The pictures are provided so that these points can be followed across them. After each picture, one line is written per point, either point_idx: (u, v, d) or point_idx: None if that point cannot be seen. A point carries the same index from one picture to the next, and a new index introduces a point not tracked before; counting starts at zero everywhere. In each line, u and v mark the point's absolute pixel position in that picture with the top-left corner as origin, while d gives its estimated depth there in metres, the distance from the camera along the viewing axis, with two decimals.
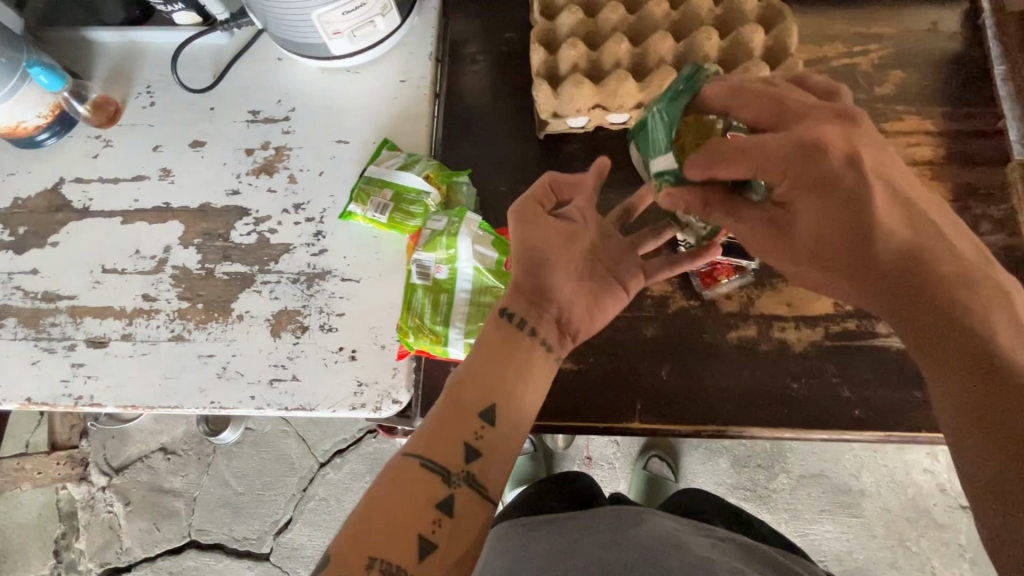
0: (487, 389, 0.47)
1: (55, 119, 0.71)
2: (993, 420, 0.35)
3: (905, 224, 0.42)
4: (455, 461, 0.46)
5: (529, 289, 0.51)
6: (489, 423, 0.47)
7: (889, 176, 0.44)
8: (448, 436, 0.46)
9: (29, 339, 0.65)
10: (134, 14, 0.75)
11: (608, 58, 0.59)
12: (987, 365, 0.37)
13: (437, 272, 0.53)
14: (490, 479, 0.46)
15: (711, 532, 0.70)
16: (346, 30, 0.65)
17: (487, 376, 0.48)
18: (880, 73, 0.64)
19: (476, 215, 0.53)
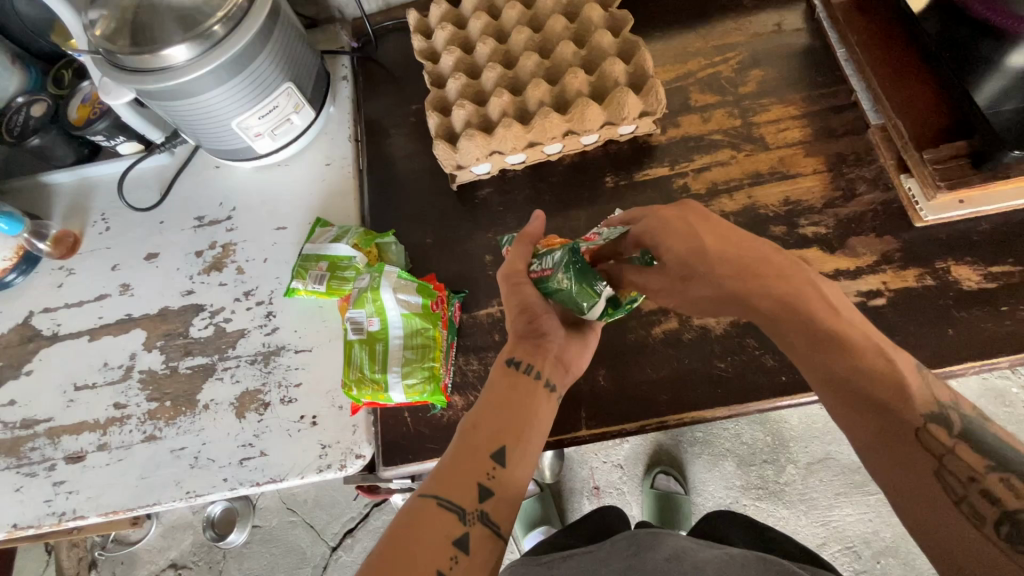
0: (499, 429, 0.48)
1: (20, 259, 0.77)
2: (842, 382, 0.43)
3: (731, 250, 0.49)
4: (470, 499, 0.45)
5: (525, 339, 0.52)
6: (501, 462, 0.46)
7: (720, 226, 0.50)
8: (462, 475, 0.45)
9: (11, 467, 0.69)
10: (83, 152, 0.83)
11: (494, 110, 0.66)
12: (828, 337, 0.44)
13: (369, 324, 0.61)
14: (503, 515, 0.46)
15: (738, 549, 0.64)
16: (267, 130, 0.73)
17: (498, 419, 0.48)
18: (741, 75, 0.72)
19: (394, 267, 0.62)
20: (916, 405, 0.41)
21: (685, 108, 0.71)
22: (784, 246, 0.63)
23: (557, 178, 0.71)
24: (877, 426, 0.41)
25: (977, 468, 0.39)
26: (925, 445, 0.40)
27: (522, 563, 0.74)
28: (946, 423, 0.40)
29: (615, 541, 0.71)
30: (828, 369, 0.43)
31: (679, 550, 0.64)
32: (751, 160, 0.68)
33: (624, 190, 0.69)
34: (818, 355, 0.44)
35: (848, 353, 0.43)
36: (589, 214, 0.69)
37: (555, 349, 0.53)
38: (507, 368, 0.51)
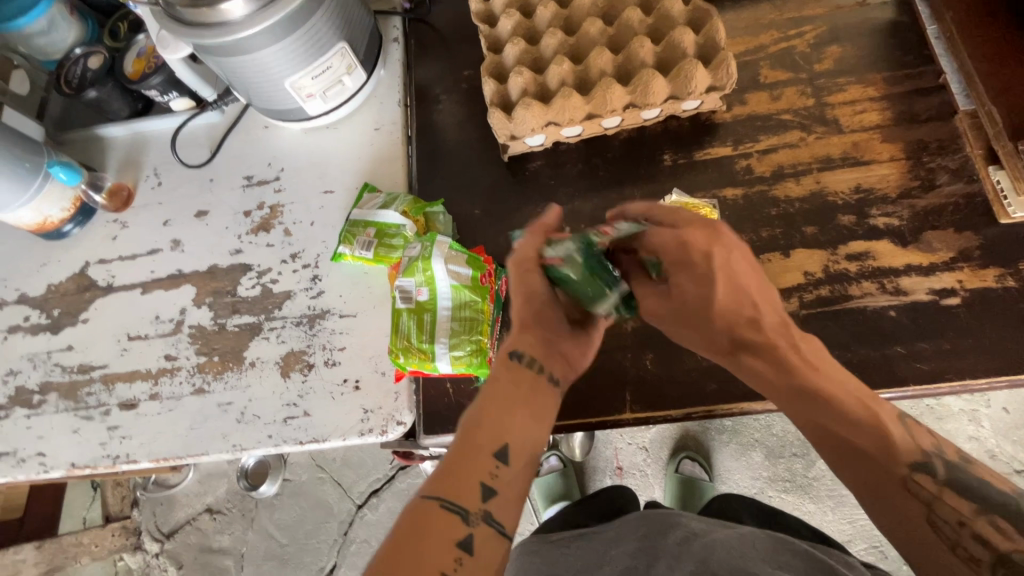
0: (501, 426, 0.47)
1: (77, 210, 0.79)
2: (827, 436, 0.43)
3: (731, 298, 0.47)
4: (472, 499, 0.44)
5: (526, 329, 0.51)
6: (505, 459, 0.45)
7: (733, 268, 0.48)
8: (464, 476, 0.44)
9: (70, 409, 0.72)
10: (137, 107, 0.85)
11: (552, 79, 0.64)
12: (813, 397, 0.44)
13: (418, 294, 0.60)
14: (510, 514, 0.45)
15: (747, 529, 0.68)
16: (318, 92, 0.72)
17: (500, 416, 0.47)
18: (818, 50, 0.67)
19: (446, 237, 0.61)
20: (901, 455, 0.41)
21: (753, 84, 0.67)
22: (852, 238, 0.60)
23: (613, 154, 0.68)
24: (859, 475, 0.42)
25: (964, 511, 0.40)
26: (916, 495, 0.41)
27: (534, 539, 0.80)
28: (931, 470, 0.41)
29: (626, 522, 0.76)
30: (815, 424, 0.43)
31: (689, 534, 0.68)
32: (822, 143, 0.64)
33: (683, 169, 0.66)
34: (807, 413, 0.44)
35: (835, 409, 0.43)
36: (645, 193, 0.66)
37: (560, 344, 0.52)
38: (509, 360, 0.50)
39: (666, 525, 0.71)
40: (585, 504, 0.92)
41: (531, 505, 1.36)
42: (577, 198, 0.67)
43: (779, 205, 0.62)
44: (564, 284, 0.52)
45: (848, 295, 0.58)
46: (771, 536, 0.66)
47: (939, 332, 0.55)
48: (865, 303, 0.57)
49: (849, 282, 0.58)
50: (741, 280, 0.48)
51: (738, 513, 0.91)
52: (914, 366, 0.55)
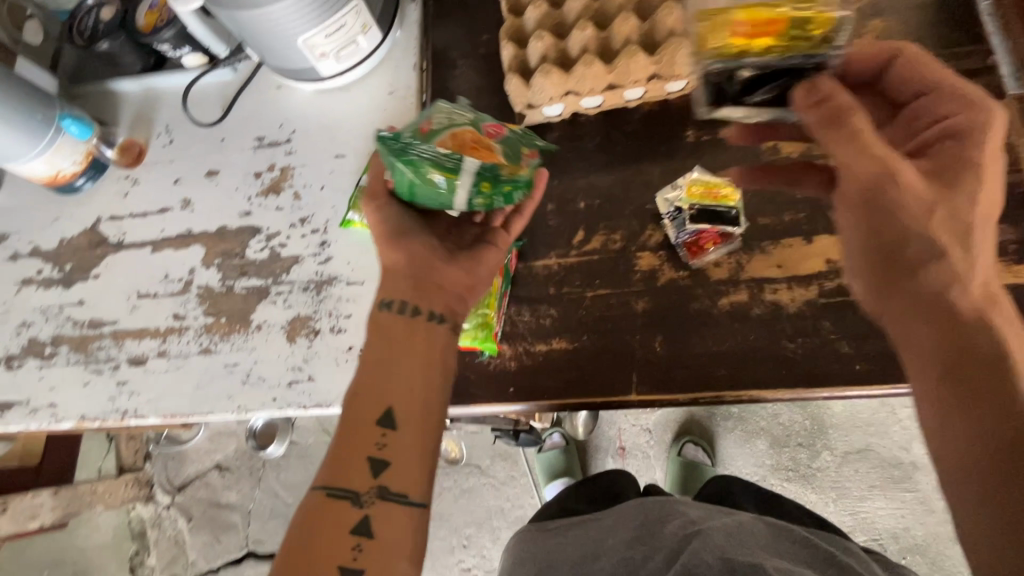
0: (379, 396, 0.50)
1: (89, 164, 0.79)
2: (963, 375, 0.42)
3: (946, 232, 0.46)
4: (363, 478, 0.48)
5: (397, 280, 0.54)
6: (390, 427, 0.49)
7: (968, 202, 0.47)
8: (352, 455, 0.49)
9: (80, 362, 0.73)
10: (150, 61, 0.83)
11: (574, 46, 0.61)
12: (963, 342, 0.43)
13: None
14: (404, 482, 0.49)
15: (744, 517, 0.70)
16: (331, 51, 0.69)
17: (377, 381, 0.50)
18: (859, 25, 0.63)
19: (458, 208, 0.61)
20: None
21: None
22: None
23: (633, 127, 0.65)
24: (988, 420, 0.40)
25: None
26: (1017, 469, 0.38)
27: (530, 530, 0.79)
28: None
29: (623, 510, 0.76)
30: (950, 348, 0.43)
31: (685, 522, 0.69)
32: None
33: (706, 147, 0.63)
34: (957, 352, 0.43)
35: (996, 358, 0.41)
36: (664, 170, 0.64)
37: (435, 277, 0.54)
38: (384, 319, 0.53)
39: (663, 514, 0.71)
40: (582, 489, 0.92)
41: (532, 480, 1.37)
42: (594, 172, 0.65)
43: None
44: (413, 169, 0.52)
45: None
46: (769, 524, 0.69)
47: None
48: None
49: None
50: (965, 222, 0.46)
51: (737, 497, 0.90)
52: None
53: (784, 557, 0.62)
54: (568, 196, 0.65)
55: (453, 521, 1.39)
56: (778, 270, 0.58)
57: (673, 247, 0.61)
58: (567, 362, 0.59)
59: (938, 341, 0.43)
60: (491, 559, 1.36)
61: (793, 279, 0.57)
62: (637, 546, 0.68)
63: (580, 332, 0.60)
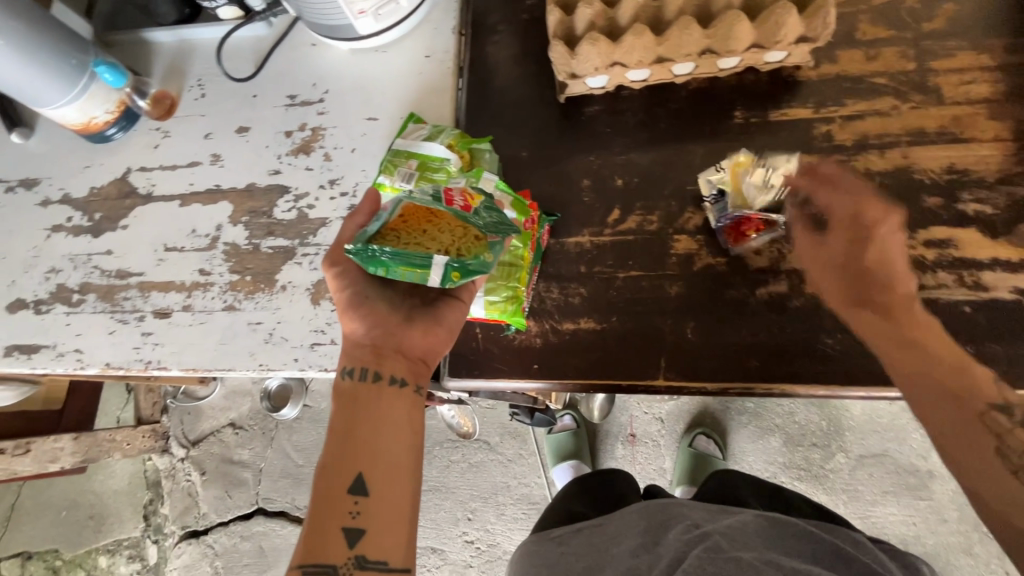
0: (348, 461, 0.48)
1: (121, 114, 0.78)
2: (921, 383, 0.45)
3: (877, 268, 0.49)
4: (339, 551, 0.46)
5: (364, 345, 0.53)
6: (362, 493, 0.47)
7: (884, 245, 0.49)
8: (325, 530, 0.47)
9: (107, 311, 0.73)
10: (185, 13, 0.81)
11: (624, 14, 0.58)
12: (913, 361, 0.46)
13: None
14: (382, 544, 0.47)
15: (744, 515, 0.71)
16: (370, 9, 0.67)
17: (345, 449, 0.49)
18: (929, 7, 0.59)
19: (493, 175, 0.59)
20: (985, 392, 0.43)
21: (848, 40, 0.60)
22: (935, 222, 0.54)
23: (678, 105, 0.63)
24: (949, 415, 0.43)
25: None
26: (989, 427, 0.42)
27: (535, 539, 0.78)
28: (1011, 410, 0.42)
29: (625, 517, 0.76)
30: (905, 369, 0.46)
31: (690, 529, 0.69)
32: (917, 115, 0.57)
33: (755, 129, 0.60)
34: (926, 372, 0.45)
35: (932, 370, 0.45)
36: (708, 150, 0.61)
37: (395, 342, 0.53)
38: (351, 382, 0.52)
39: (666, 519, 0.72)
40: (585, 493, 0.95)
41: (540, 460, 1.38)
42: (634, 150, 0.63)
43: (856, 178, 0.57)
44: (381, 270, 0.49)
45: (920, 285, 0.53)
46: (769, 518, 0.69)
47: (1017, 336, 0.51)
48: (939, 294, 0.52)
49: (923, 271, 0.53)
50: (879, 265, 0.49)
51: (743, 494, 0.87)
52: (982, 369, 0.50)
53: (790, 554, 0.63)
54: (605, 173, 0.63)
55: (459, 494, 1.41)
56: None
57: (712, 232, 0.58)
58: (594, 343, 0.58)
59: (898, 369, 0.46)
60: (494, 534, 1.37)
61: None
62: (641, 555, 0.68)
63: (609, 312, 0.58)
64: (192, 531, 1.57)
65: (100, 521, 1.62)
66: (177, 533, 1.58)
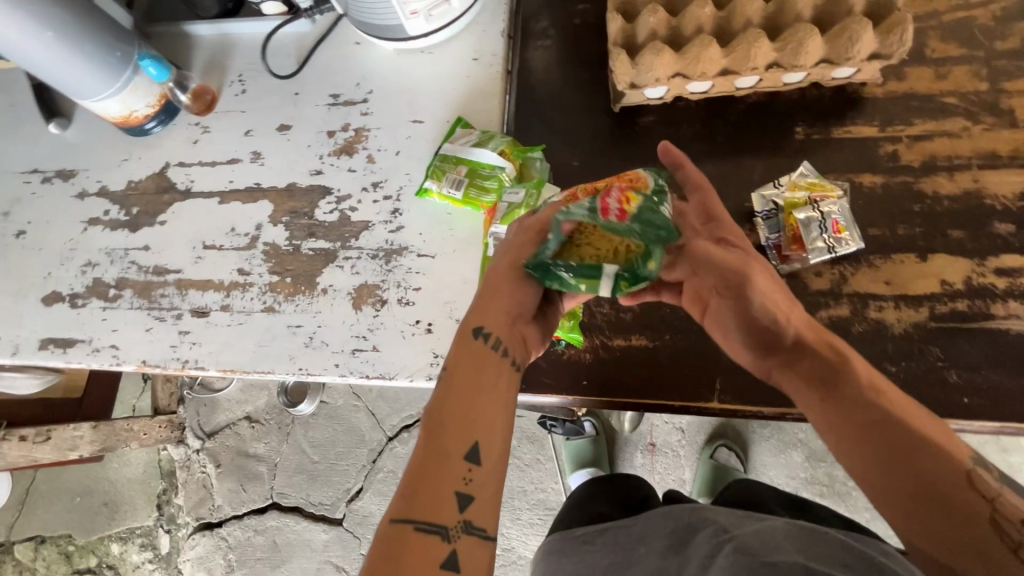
0: (468, 426, 0.45)
1: (161, 108, 0.77)
2: (889, 441, 0.40)
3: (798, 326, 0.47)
4: (450, 512, 0.42)
5: (488, 305, 0.49)
6: (476, 462, 0.44)
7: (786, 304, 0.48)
8: (435, 488, 0.42)
9: (143, 308, 0.73)
10: (227, 7, 0.80)
11: (689, 24, 0.56)
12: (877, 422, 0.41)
13: None
14: (490, 517, 0.43)
15: (776, 520, 0.63)
16: (423, 10, 0.66)
17: (464, 412, 0.45)
18: (1003, 26, 0.58)
19: (552, 188, 0.60)
20: (960, 448, 0.40)
21: (917, 57, 0.59)
22: (1006, 249, 0.52)
23: (737, 118, 0.61)
24: (920, 480, 0.39)
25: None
26: (979, 491, 0.39)
27: (558, 537, 0.79)
28: (988, 468, 0.40)
29: (650, 521, 0.73)
30: (860, 421, 0.42)
31: (717, 532, 0.64)
32: (988, 137, 0.55)
33: (816, 146, 0.59)
34: (881, 433, 0.41)
35: (895, 421, 0.41)
36: (768, 166, 0.59)
37: (524, 329, 0.51)
38: (477, 344, 0.48)
39: (692, 525, 0.68)
40: (601, 492, 0.92)
41: (557, 466, 1.37)
42: (690, 163, 0.61)
43: (924, 201, 0.55)
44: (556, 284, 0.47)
45: (989, 315, 0.51)
46: (803, 526, 0.62)
47: None
48: (1009, 325, 0.51)
49: (993, 299, 0.52)
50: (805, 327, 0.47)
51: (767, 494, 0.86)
52: None
53: (821, 561, 0.55)
54: None
55: None
56: (886, 286, 0.54)
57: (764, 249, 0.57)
58: (646, 361, 0.56)
59: (840, 419, 0.43)
60: (509, 538, 1.36)
61: (903, 298, 0.53)
62: (665, 560, 0.64)
63: (662, 330, 0.57)
64: (205, 523, 1.57)
65: (113, 509, 1.63)
66: (191, 524, 1.58)
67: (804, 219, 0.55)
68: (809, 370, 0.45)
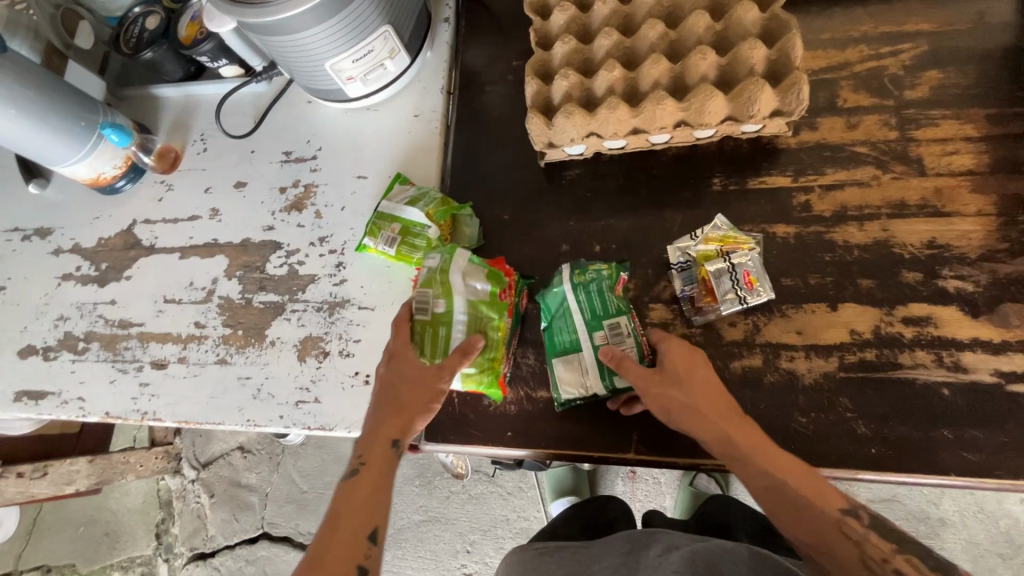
0: (368, 511, 0.48)
1: (127, 168, 0.82)
2: (789, 502, 0.44)
3: (705, 390, 0.50)
4: None
5: (396, 416, 0.52)
6: (374, 542, 0.47)
7: (696, 372, 0.50)
8: (334, 560, 0.45)
9: (108, 360, 0.77)
10: (190, 70, 0.85)
11: (601, 86, 0.59)
12: (773, 484, 0.45)
13: (434, 306, 0.56)
14: None
15: (727, 541, 0.64)
16: (359, 75, 0.69)
17: (368, 496, 0.49)
18: (913, 75, 0.59)
19: (466, 250, 0.59)
20: (835, 500, 0.44)
21: (829, 107, 0.60)
22: (914, 299, 0.53)
23: (657, 171, 0.63)
24: (810, 531, 0.43)
25: (889, 550, 0.42)
26: (848, 535, 0.43)
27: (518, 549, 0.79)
28: (858, 515, 0.43)
29: (611, 542, 0.73)
30: (763, 480, 0.45)
31: (669, 548, 0.65)
32: (898, 185, 0.56)
33: (732, 197, 0.60)
34: (777, 495, 0.45)
35: (785, 482, 0.45)
36: (687, 218, 0.61)
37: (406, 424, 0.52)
38: (388, 448, 0.51)
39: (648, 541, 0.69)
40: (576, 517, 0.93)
41: (539, 494, 1.38)
42: (613, 215, 0.63)
43: (835, 250, 0.56)
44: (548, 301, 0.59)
45: (897, 364, 0.52)
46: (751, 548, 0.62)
47: (997, 421, 0.49)
48: (916, 375, 0.51)
49: (901, 349, 0.52)
50: (713, 395, 0.49)
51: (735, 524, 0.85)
52: (961, 456, 0.49)
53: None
54: (583, 239, 0.63)
55: (458, 525, 1.41)
56: (797, 337, 0.55)
57: (677, 299, 0.59)
58: (568, 412, 0.58)
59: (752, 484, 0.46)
60: (493, 567, 1.37)
61: (813, 348, 0.54)
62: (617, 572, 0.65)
63: None
64: (200, 552, 1.60)
65: (114, 539, 1.67)
66: (186, 554, 1.61)
67: (714, 271, 0.56)
68: (721, 435, 0.47)
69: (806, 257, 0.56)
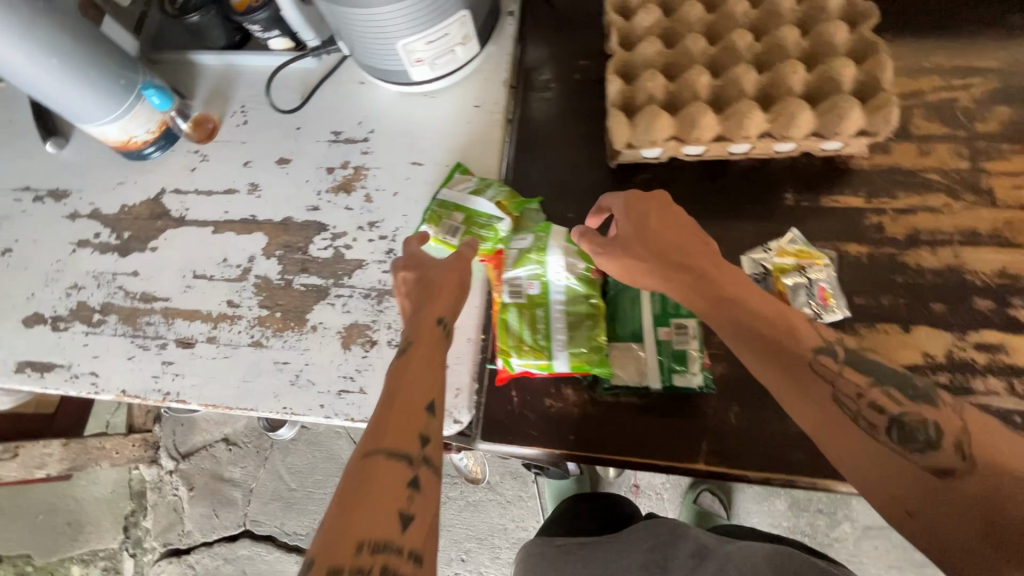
0: (427, 384, 0.46)
1: (161, 134, 0.77)
2: (772, 350, 0.45)
3: (662, 248, 0.52)
4: (412, 443, 0.42)
5: (439, 295, 0.52)
6: (434, 412, 0.45)
7: (659, 230, 0.53)
8: (396, 420, 0.43)
9: (127, 335, 0.72)
10: (235, 39, 0.83)
11: (686, 90, 0.59)
12: (760, 337, 0.46)
13: (529, 287, 0.60)
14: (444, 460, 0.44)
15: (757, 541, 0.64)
16: (428, 58, 0.67)
17: (423, 369, 0.47)
18: (983, 109, 0.61)
19: (560, 229, 0.61)
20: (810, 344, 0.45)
21: (902, 133, 0.61)
22: (986, 326, 0.54)
23: (730, 181, 0.63)
24: (796, 382, 0.44)
25: (866, 387, 0.43)
26: (824, 379, 0.43)
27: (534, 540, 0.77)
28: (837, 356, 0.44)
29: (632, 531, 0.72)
30: (736, 330, 0.47)
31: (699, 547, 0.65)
32: (970, 214, 0.57)
33: (806, 213, 0.60)
34: (756, 350, 0.46)
35: (762, 328, 0.46)
36: (759, 230, 0.61)
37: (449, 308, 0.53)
38: (435, 327, 0.51)
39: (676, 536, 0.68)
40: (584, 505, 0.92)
41: (540, 505, 1.35)
42: None
43: (907, 273, 0.57)
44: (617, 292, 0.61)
45: (970, 389, 0.52)
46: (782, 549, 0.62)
47: None
48: (989, 401, 0.52)
49: (974, 374, 0.53)
50: (677, 252, 0.51)
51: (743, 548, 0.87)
52: None
53: None
54: None
55: (454, 532, 1.37)
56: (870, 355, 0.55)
57: None
58: (632, 417, 0.56)
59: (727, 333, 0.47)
60: None
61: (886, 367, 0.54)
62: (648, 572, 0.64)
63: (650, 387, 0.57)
64: (173, 548, 1.52)
65: (77, 530, 1.56)
66: (158, 549, 1.52)
67: (792, 285, 0.56)
68: (686, 287, 0.50)
69: (879, 278, 0.57)
